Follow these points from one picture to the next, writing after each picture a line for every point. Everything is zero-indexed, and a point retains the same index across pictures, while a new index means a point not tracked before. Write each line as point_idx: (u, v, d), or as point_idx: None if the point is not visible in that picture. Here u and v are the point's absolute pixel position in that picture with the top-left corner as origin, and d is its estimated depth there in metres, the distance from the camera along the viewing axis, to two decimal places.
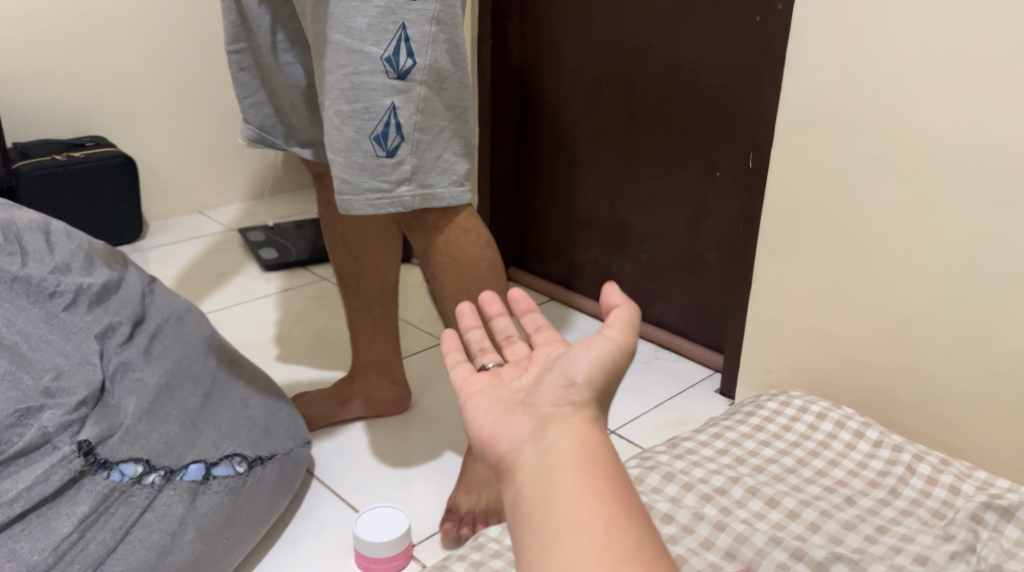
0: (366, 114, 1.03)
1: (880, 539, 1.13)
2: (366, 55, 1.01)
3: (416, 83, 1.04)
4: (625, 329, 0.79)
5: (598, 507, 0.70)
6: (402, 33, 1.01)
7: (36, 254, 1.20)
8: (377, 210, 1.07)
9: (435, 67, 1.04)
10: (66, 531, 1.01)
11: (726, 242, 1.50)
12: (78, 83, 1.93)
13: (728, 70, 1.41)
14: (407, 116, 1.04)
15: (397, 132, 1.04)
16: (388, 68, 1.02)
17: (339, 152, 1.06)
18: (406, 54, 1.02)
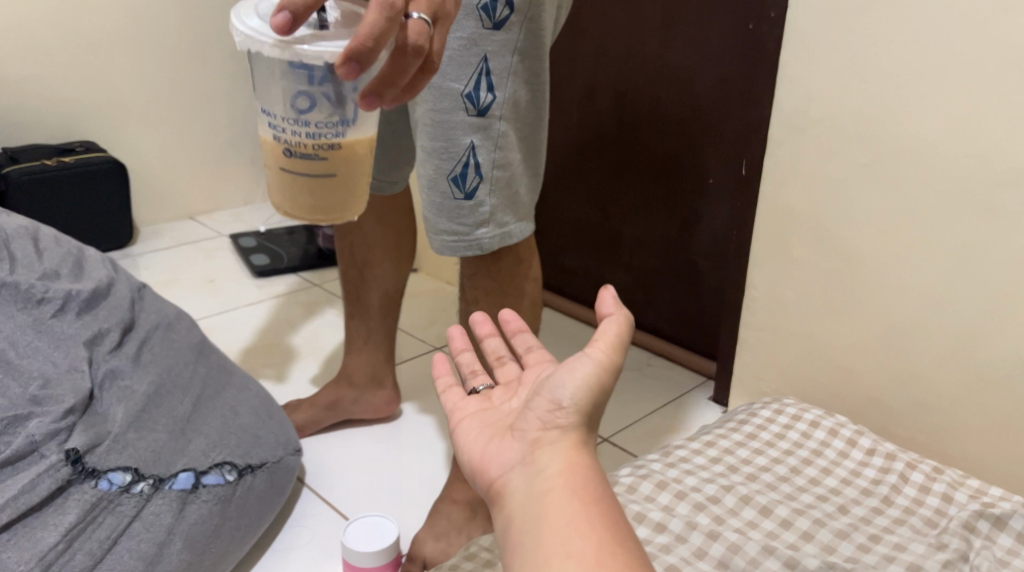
0: (446, 153, 1.09)
1: (873, 548, 1.13)
2: (448, 90, 1.06)
3: (494, 119, 1.08)
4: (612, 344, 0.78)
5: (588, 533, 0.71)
6: (483, 67, 1.06)
7: (25, 261, 1.20)
8: (455, 252, 1.13)
9: (510, 100, 1.09)
10: (53, 540, 1.00)
11: (718, 250, 1.50)
12: (69, 89, 1.92)
13: (718, 78, 1.41)
14: (486, 155, 1.09)
15: (475, 172, 1.09)
16: (468, 103, 1.07)
17: (423, 186, 1.12)
18: (486, 89, 1.07)
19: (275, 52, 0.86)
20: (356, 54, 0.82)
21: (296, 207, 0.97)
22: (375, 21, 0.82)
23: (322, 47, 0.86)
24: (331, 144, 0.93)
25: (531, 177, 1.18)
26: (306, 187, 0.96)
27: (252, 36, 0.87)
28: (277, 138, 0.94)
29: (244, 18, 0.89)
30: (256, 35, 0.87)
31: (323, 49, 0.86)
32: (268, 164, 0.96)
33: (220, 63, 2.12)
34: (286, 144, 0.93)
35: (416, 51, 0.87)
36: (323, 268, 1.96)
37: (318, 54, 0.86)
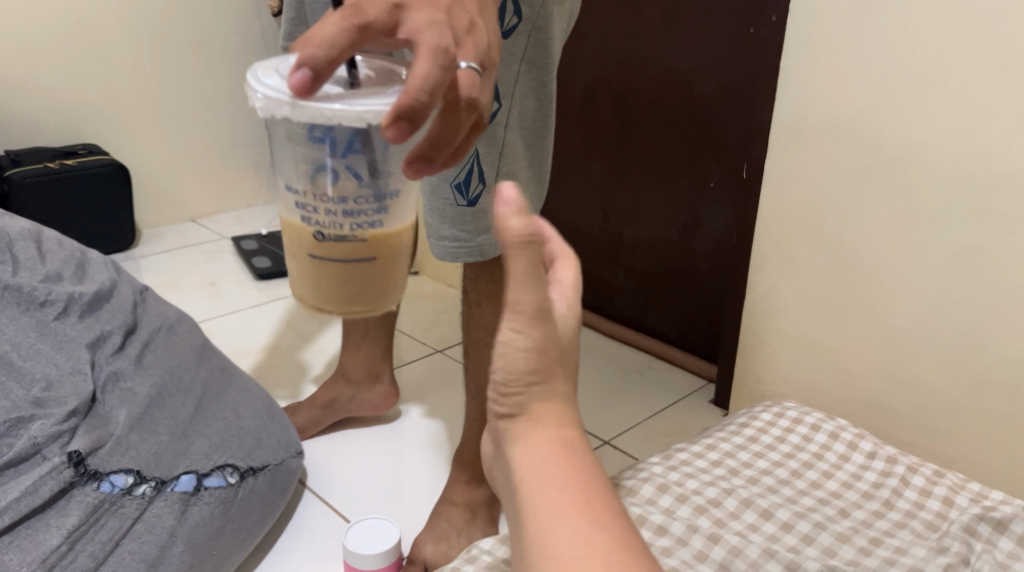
0: None
1: (874, 551, 1.13)
2: None
3: (498, 127, 1.09)
4: (527, 282, 0.70)
5: (569, 524, 0.69)
6: None
7: (28, 263, 1.20)
8: (456, 258, 1.13)
9: (513, 106, 1.09)
10: (55, 543, 1.00)
11: (719, 253, 1.50)
12: (71, 92, 1.93)
13: (718, 82, 1.41)
14: (490, 162, 1.09)
15: (479, 179, 1.10)
16: None
17: (424, 191, 1.12)
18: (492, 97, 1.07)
19: (303, 114, 0.76)
20: (407, 112, 0.73)
21: (323, 297, 0.90)
22: (426, 73, 0.73)
23: (362, 107, 0.75)
24: (372, 221, 0.85)
25: (534, 184, 1.18)
26: (337, 273, 0.88)
27: (274, 97, 0.75)
28: (305, 215, 0.85)
29: (259, 76, 0.78)
30: (278, 96, 0.75)
31: (366, 108, 0.75)
32: (292, 242, 0.87)
33: (222, 66, 2.13)
34: (316, 227, 0.85)
35: (466, 106, 0.78)
36: None
37: (359, 116, 0.76)
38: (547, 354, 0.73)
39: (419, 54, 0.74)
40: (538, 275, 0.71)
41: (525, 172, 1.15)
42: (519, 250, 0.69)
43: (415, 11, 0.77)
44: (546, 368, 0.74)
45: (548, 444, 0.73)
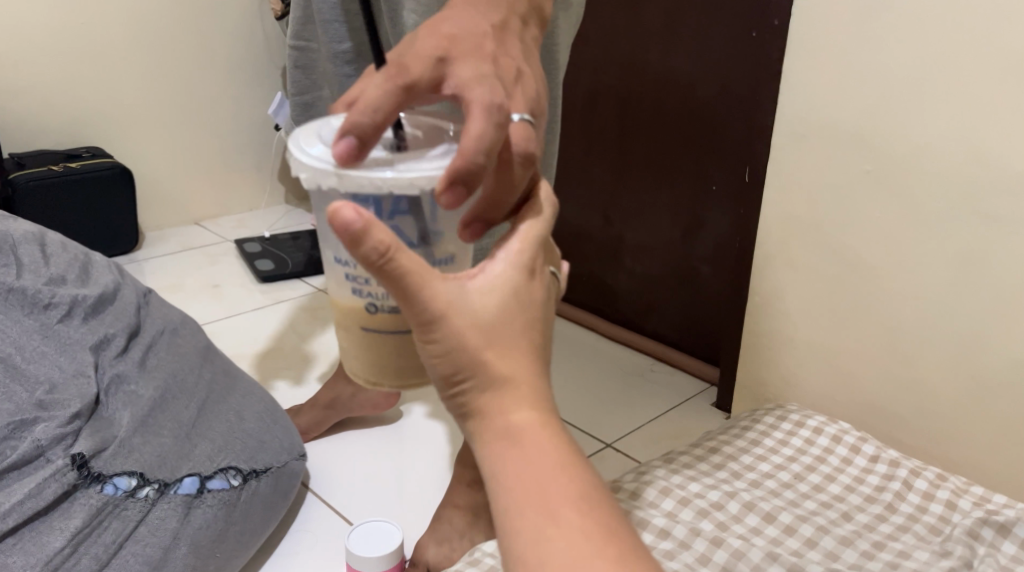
0: None
1: (877, 555, 1.13)
2: None
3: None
4: (401, 293, 0.72)
5: (520, 521, 0.74)
6: None
7: (32, 266, 1.21)
8: None
9: None
10: (59, 545, 1.00)
11: (721, 256, 1.50)
12: (75, 94, 1.93)
13: (720, 85, 1.41)
14: None
15: None
16: None
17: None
18: None
19: (351, 187, 0.75)
20: (462, 174, 0.73)
21: (376, 373, 0.85)
22: (480, 131, 0.73)
23: (412, 174, 0.75)
24: None
25: None
26: (388, 349, 0.84)
27: (319, 169, 0.75)
28: (355, 287, 0.81)
29: (302, 146, 0.78)
30: (322, 168, 0.75)
31: (416, 175, 0.75)
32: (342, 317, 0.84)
33: (225, 69, 2.13)
34: (368, 299, 0.81)
35: (520, 160, 0.79)
36: None
37: (410, 182, 0.75)
38: (464, 346, 0.74)
39: (472, 113, 0.74)
40: (405, 282, 0.72)
41: None
42: (373, 268, 0.71)
43: (461, 65, 0.79)
44: (474, 360, 0.75)
45: (495, 436, 0.76)
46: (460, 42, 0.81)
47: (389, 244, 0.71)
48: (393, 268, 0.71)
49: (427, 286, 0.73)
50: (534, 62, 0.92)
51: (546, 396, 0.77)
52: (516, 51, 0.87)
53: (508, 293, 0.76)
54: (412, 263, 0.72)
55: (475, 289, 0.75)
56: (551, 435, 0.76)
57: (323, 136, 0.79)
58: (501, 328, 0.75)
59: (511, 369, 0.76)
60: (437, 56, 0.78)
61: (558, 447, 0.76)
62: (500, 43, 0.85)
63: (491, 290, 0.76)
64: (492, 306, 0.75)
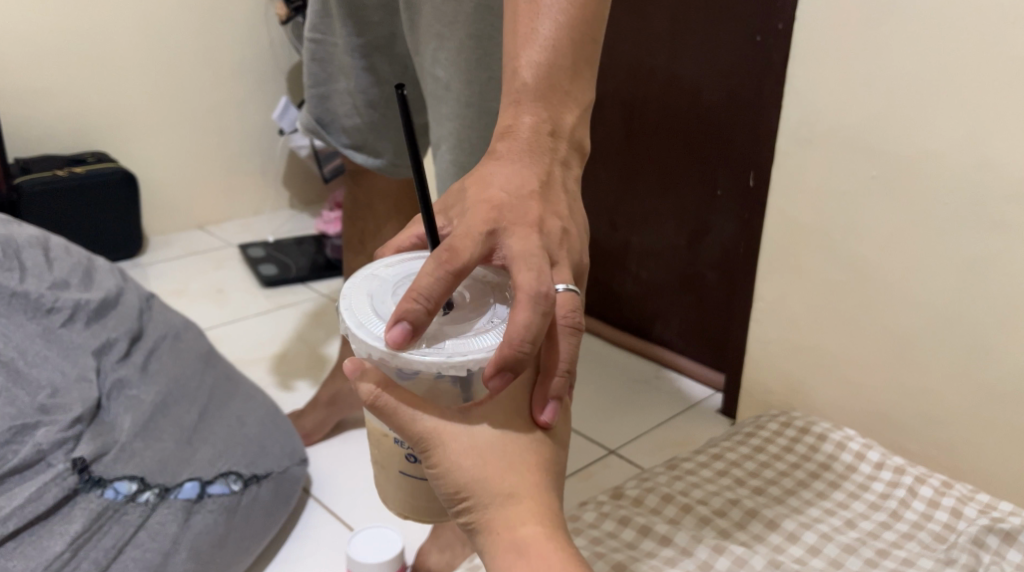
0: None
1: (881, 563, 1.13)
2: None
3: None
4: (398, 427, 0.80)
5: None
6: None
7: (35, 271, 1.18)
8: None
9: None
10: (58, 549, 1.00)
11: (727, 262, 1.49)
12: (82, 99, 1.94)
13: (727, 88, 1.40)
14: None
15: None
16: None
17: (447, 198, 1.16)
18: None
19: (402, 364, 0.78)
20: (510, 362, 0.77)
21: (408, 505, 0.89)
22: (526, 321, 0.77)
23: (460, 358, 0.77)
24: None
25: None
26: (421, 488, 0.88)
27: (373, 346, 0.78)
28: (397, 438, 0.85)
29: (355, 311, 0.80)
30: (375, 343, 0.78)
31: (463, 359, 0.77)
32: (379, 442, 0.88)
33: (232, 74, 2.13)
34: (407, 450, 0.86)
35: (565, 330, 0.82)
36: (332, 278, 1.96)
37: (460, 364, 0.77)
38: (459, 470, 0.80)
39: (517, 300, 0.78)
40: (397, 416, 0.79)
41: None
42: (371, 408, 0.79)
43: (509, 236, 0.82)
44: (470, 483, 0.80)
45: (502, 551, 0.79)
46: (508, 209, 0.84)
47: (380, 385, 0.79)
48: (387, 404, 0.79)
49: (419, 418, 0.80)
50: (576, 212, 0.91)
51: (548, 512, 0.80)
52: (561, 206, 0.88)
53: (503, 422, 0.82)
54: (403, 400, 0.79)
55: (473, 418, 0.81)
56: (553, 546, 0.78)
57: (375, 298, 0.82)
58: (496, 453, 0.80)
59: (507, 487, 0.80)
60: (486, 232, 0.82)
61: (561, 558, 0.78)
62: (547, 201, 0.87)
63: (487, 419, 0.81)
64: (486, 434, 0.81)
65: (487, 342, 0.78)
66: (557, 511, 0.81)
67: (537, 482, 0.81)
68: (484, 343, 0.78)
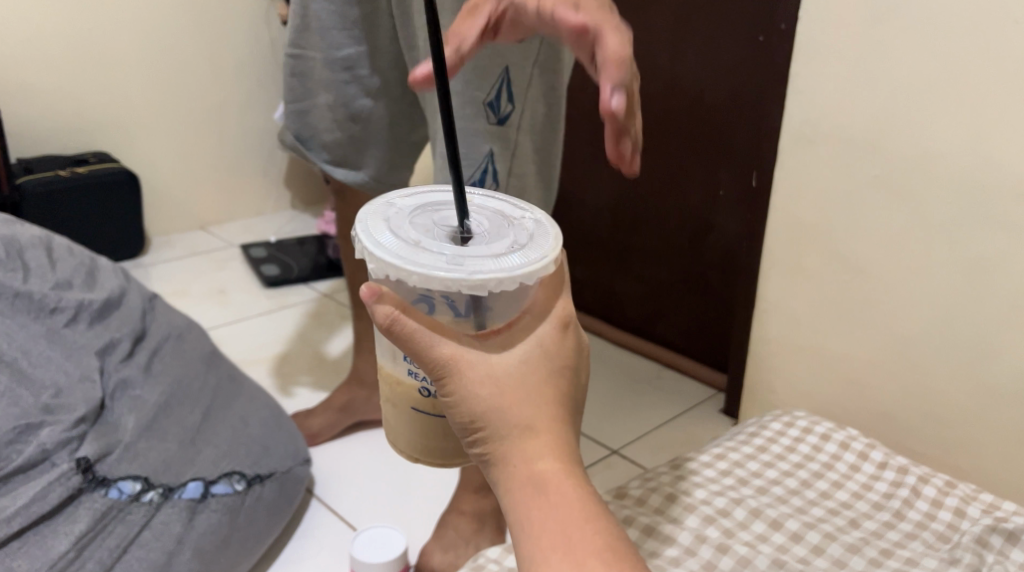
0: (467, 159, 1.08)
1: (885, 562, 1.13)
2: (471, 98, 1.06)
3: (511, 128, 1.10)
4: (415, 354, 0.78)
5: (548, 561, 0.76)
6: (505, 79, 1.08)
7: (38, 270, 1.18)
8: None
9: (529, 113, 1.12)
10: (63, 548, 1.00)
11: (729, 262, 1.49)
12: (82, 100, 1.94)
13: (729, 88, 1.40)
14: (503, 162, 1.11)
15: (493, 179, 1.10)
16: (490, 112, 1.08)
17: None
18: (506, 99, 1.09)
19: (421, 282, 0.77)
20: (622, 63, 0.84)
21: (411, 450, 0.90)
22: (620, 41, 0.86)
23: (481, 275, 0.76)
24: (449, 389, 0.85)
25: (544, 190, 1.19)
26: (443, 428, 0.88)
27: (393, 262, 0.77)
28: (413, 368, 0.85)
29: (372, 233, 0.79)
30: (396, 261, 0.77)
31: (485, 276, 0.76)
32: (397, 401, 0.88)
33: (232, 75, 2.13)
34: (422, 382, 0.86)
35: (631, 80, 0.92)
36: (334, 279, 1.96)
37: (480, 283, 0.76)
38: (476, 400, 0.79)
39: (607, 29, 0.87)
40: (415, 341, 0.78)
41: (534, 177, 1.16)
42: (388, 332, 0.78)
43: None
44: (488, 412, 0.79)
45: (518, 484, 0.78)
46: None
47: (397, 310, 0.78)
48: (404, 329, 0.78)
49: (438, 345, 0.78)
50: None
51: (567, 446, 0.79)
52: None
53: (523, 351, 0.80)
54: (422, 325, 0.78)
55: (490, 348, 0.80)
56: (571, 484, 0.78)
57: (393, 224, 0.81)
58: (516, 383, 0.79)
59: (527, 421, 0.79)
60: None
61: (578, 497, 0.78)
62: None
63: (506, 349, 0.80)
64: (505, 364, 0.80)
65: (508, 260, 0.78)
66: (574, 446, 0.80)
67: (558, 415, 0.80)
68: (505, 261, 0.78)
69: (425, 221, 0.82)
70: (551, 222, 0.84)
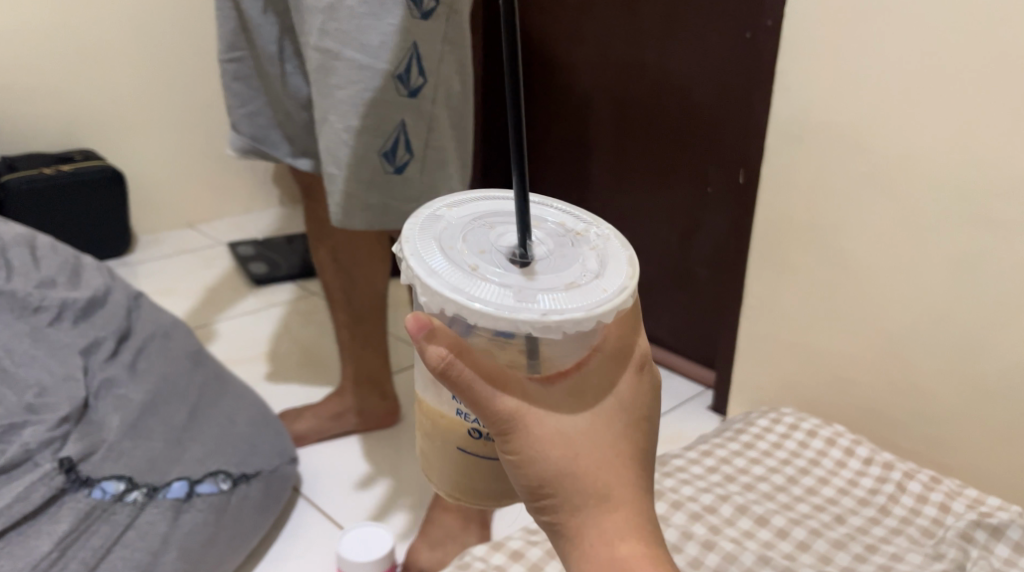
0: (377, 130, 1.09)
1: (870, 558, 1.14)
2: (378, 72, 1.05)
3: (425, 100, 1.09)
4: (475, 402, 0.75)
5: None
6: (415, 52, 1.06)
7: (22, 269, 1.19)
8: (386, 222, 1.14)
9: (443, 84, 1.10)
10: (46, 549, 1.00)
11: (718, 258, 1.50)
12: (67, 97, 1.93)
13: (719, 85, 1.40)
14: (417, 133, 1.11)
15: (405, 148, 1.11)
16: (400, 85, 1.07)
17: (348, 177, 1.11)
18: (417, 72, 1.08)
19: (489, 321, 0.73)
20: None
21: (457, 486, 0.87)
22: None
23: (557, 317, 0.72)
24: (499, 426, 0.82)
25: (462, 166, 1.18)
26: (488, 470, 0.85)
27: (452, 297, 0.73)
28: (459, 407, 0.82)
29: (424, 257, 0.75)
30: (459, 295, 0.73)
31: (561, 319, 0.72)
32: (433, 427, 0.85)
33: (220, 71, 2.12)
34: (471, 424, 0.83)
35: None
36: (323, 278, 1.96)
37: (555, 325, 0.73)
38: (541, 454, 0.77)
39: None
40: (473, 392, 0.75)
41: (455, 151, 1.16)
42: (443, 377, 0.74)
43: None
44: (557, 466, 0.77)
45: (587, 540, 0.78)
46: None
47: (452, 352, 0.74)
48: (462, 375, 0.74)
49: (498, 396, 0.75)
50: None
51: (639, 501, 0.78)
52: None
53: (590, 401, 0.78)
54: (480, 372, 0.75)
55: (557, 395, 0.78)
56: (640, 544, 0.78)
57: (445, 245, 0.77)
58: (583, 437, 0.78)
59: (597, 476, 0.77)
60: None
61: (648, 556, 0.78)
62: None
63: (571, 396, 0.78)
64: (570, 415, 0.78)
65: (584, 298, 0.74)
66: (645, 502, 0.79)
67: (627, 467, 0.78)
68: (580, 299, 0.74)
69: (480, 239, 0.78)
70: (624, 245, 0.80)
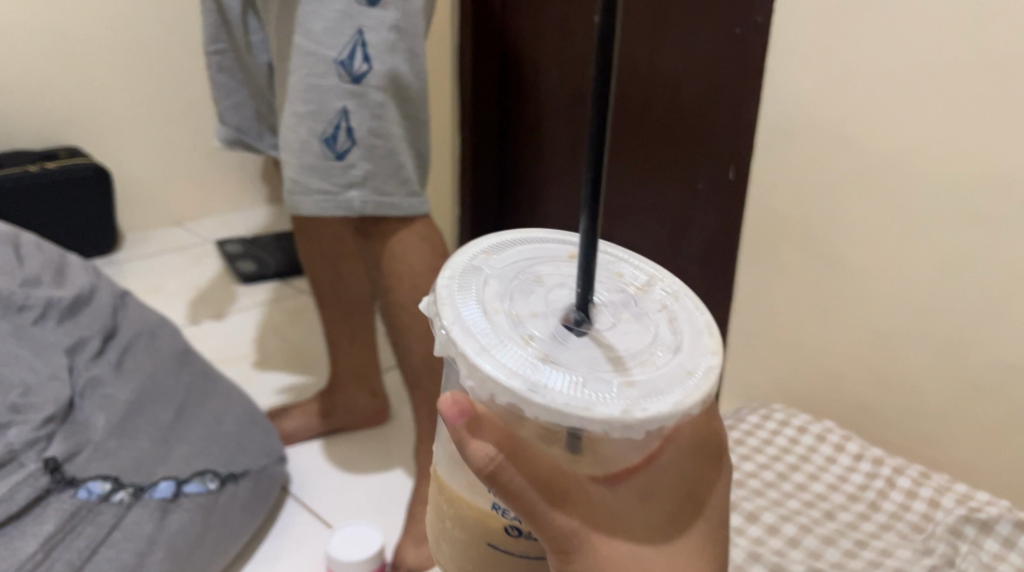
0: (318, 115, 1.07)
1: (860, 553, 1.16)
2: (321, 57, 1.05)
3: (369, 88, 1.07)
4: (530, 508, 0.70)
5: None
6: (358, 39, 1.05)
7: (6, 265, 1.18)
8: (324, 212, 1.10)
9: (393, 73, 1.07)
10: (31, 549, 0.99)
11: (708, 259, 1.42)
12: (51, 94, 1.92)
13: (709, 80, 1.33)
14: (360, 121, 1.07)
15: (347, 135, 1.08)
16: (342, 70, 1.06)
17: (292, 160, 1.10)
18: (361, 59, 1.06)
19: (560, 418, 0.67)
20: None
21: None
22: None
23: (641, 415, 0.67)
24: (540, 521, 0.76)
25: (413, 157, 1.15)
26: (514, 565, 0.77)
27: (511, 383, 0.67)
28: (496, 502, 0.75)
29: (469, 326, 0.70)
30: (521, 382, 0.67)
31: (645, 418, 0.67)
32: (452, 512, 0.77)
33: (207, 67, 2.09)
34: (510, 521, 0.75)
35: None
36: None
37: (637, 425, 0.67)
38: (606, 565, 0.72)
39: None
40: (527, 502, 0.70)
41: (403, 144, 1.12)
42: (493, 481, 0.69)
43: None
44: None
45: None
46: None
47: (501, 454, 0.69)
48: (513, 479, 0.69)
49: (557, 506, 0.70)
50: None
51: None
52: None
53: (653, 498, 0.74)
54: (534, 476, 0.70)
55: (618, 495, 0.73)
56: None
57: (491, 311, 0.71)
58: (648, 547, 0.73)
59: None
60: None
61: None
62: None
63: (633, 495, 0.73)
64: (632, 516, 0.73)
65: (671, 389, 0.69)
66: None
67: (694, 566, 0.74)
68: (666, 391, 0.68)
69: (532, 301, 0.73)
70: (697, 305, 0.76)
